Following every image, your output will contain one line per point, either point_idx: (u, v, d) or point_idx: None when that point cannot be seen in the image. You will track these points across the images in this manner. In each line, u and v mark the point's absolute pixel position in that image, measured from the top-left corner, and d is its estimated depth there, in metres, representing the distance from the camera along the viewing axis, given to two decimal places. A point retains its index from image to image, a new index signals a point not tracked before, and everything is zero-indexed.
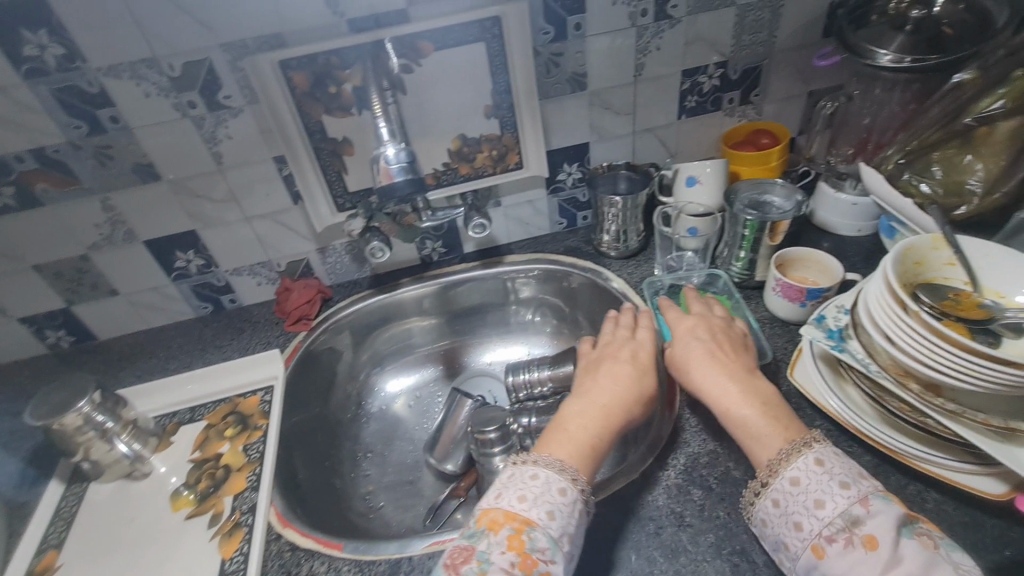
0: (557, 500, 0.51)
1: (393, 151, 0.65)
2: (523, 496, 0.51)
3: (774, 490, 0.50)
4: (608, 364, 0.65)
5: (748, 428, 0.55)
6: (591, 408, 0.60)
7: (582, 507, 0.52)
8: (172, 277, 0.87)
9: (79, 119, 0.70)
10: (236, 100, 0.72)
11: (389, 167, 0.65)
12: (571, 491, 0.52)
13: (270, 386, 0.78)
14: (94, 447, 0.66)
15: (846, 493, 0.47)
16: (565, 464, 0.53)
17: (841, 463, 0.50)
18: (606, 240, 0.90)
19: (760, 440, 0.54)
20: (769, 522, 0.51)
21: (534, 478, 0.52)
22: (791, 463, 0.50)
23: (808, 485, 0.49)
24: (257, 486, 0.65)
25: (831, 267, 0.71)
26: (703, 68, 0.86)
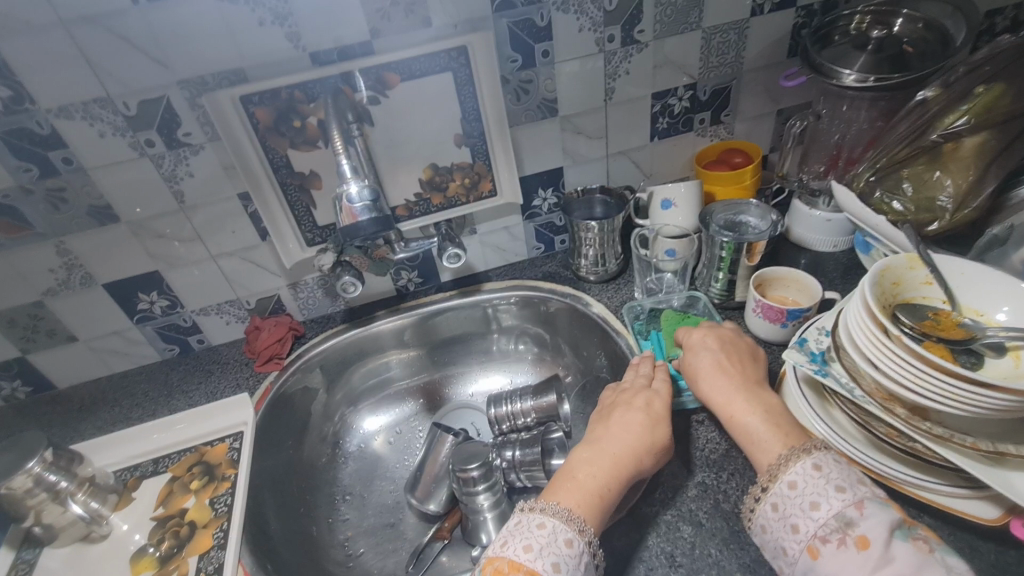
0: (562, 552, 0.49)
1: (355, 190, 0.64)
2: (529, 545, 0.49)
3: (773, 493, 0.51)
4: (622, 412, 0.62)
5: (751, 432, 0.56)
6: (601, 458, 0.57)
7: (590, 558, 0.50)
8: (135, 320, 0.83)
9: (30, 162, 0.67)
10: (196, 137, 0.70)
11: (352, 207, 0.63)
12: (579, 542, 0.50)
13: (239, 431, 0.74)
14: (47, 510, 0.61)
15: (841, 496, 0.47)
16: (576, 517, 0.52)
17: (841, 468, 0.50)
18: (584, 264, 0.89)
19: (761, 445, 0.54)
20: (768, 527, 0.50)
21: (541, 528, 0.51)
22: (791, 466, 0.51)
23: (803, 488, 0.49)
24: (224, 544, 0.61)
25: (810, 287, 0.71)
26: (673, 91, 0.86)
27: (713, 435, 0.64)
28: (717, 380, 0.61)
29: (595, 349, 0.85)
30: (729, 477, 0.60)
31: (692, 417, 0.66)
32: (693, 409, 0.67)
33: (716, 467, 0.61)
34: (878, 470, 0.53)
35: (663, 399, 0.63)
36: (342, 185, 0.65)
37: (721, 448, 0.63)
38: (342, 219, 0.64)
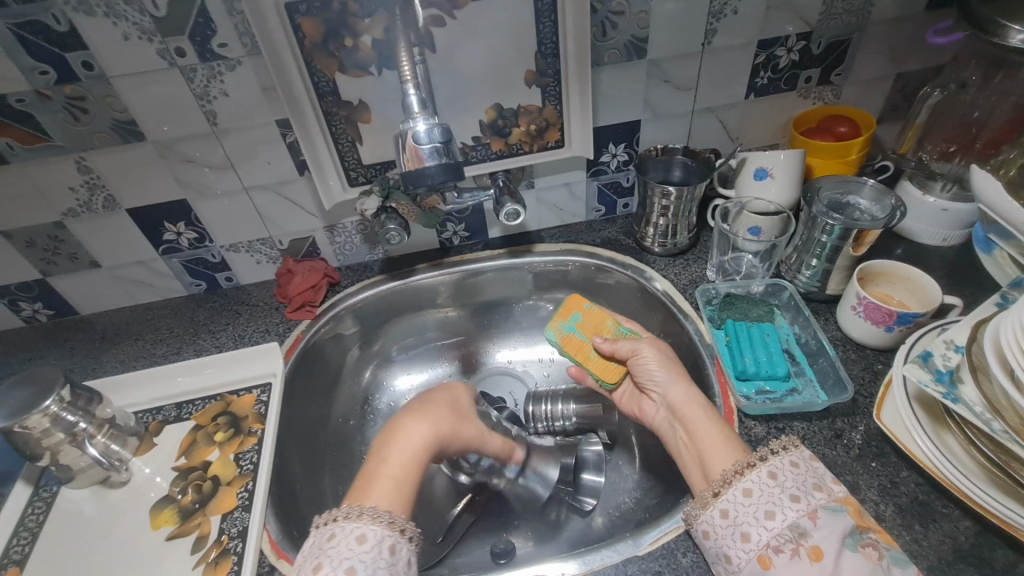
0: (357, 552, 0.44)
1: (425, 126, 0.54)
2: (349, 566, 0.43)
3: (740, 484, 0.48)
4: (435, 404, 0.60)
5: (710, 438, 0.53)
6: (391, 454, 0.53)
7: (392, 543, 0.45)
8: (160, 251, 0.77)
9: (46, 64, 0.59)
10: (233, 49, 0.61)
11: (420, 147, 0.54)
12: (402, 546, 0.46)
13: (268, 383, 0.69)
14: (64, 451, 0.57)
15: (796, 505, 0.45)
16: (380, 511, 0.47)
17: (796, 475, 0.47)
18: (651, 234, 0.79)
19: (715, 452, 0.52)
20: (711, 535, 0.48)
21: (330, 539, 0.45)
22: (744, 476, 0.48)
23: (759, 497, 0.46)
24: (249, 506, 0.57)
25: (926, 288, 0.61)
26: (782, 39, 0.72)
27: None
28: (674, 382, 0.60)
29: (653, 329, 0.77)
30: None
31: (771, 423, 0.59)
32: (771, 414, 0.59)
33: None
34: (1006, 517, 0.46)
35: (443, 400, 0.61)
36: (408, 122, 0.55)
37: None
38: (406, 163, 0.55)
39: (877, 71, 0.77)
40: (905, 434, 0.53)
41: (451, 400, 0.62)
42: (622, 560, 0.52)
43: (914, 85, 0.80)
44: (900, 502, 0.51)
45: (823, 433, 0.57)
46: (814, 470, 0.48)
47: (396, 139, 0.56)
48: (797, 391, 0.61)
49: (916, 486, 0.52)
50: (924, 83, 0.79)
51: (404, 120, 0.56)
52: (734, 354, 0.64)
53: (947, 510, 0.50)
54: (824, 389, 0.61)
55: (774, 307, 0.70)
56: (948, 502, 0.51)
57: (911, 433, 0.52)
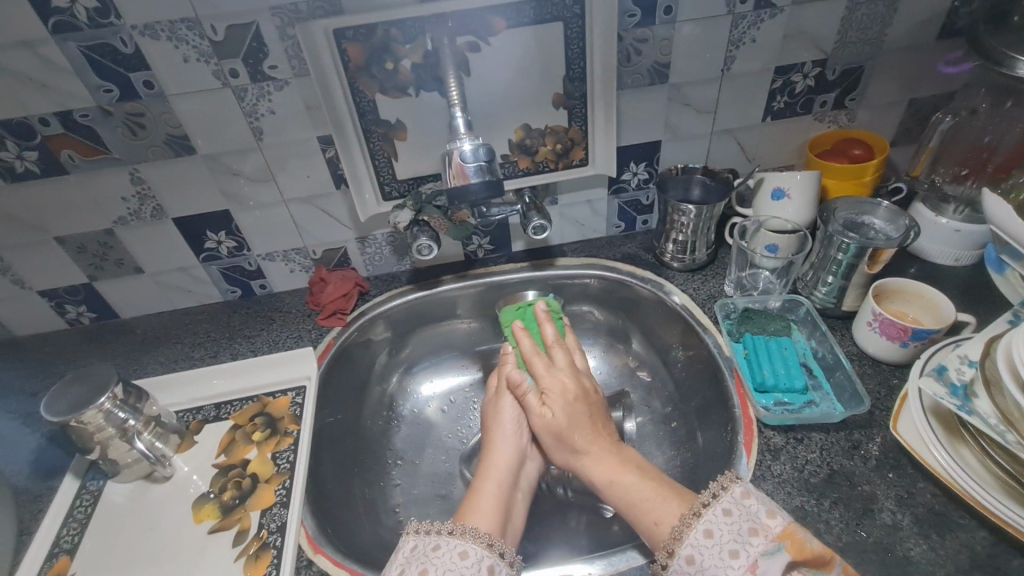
0: (460, 565, 0.49)
1: (471, 146, 0.58)
2: (425, 568, 0.49)
3: (686, 546, 0.48)
4: (506, 425, 0.66)
5: (641, 497, 0.55)
6: (488, 481, 0.60)
7: (490, 563, 0.50)
8: (201, 258, 0.81)
9: (110, 82, 0.63)
10: (282, 71, 0.65)
11: (466, 164, 0.58)
12: (499, 566, 0.50)
13: (302, 386, 0.72)
14: (113, 446, 0.60)
15: (735, 564, 0.45)
16: (485, 534, 0.52)
17: (730, 526, 0.48)
18: (670, 249, 0.82)
19: (655, 511, 0.53)
20: (697, 556, 0.47)
21: (435, 550, 0.50)
22: (686, 539, 0.48)
23: (702, 562, 0.47)
24: (287, 503, 0.59)
25: (939, 304, 0.63)
26: (798, 66, 0.75)
27: (813, 456, 0.58)
28: (589, 445, 0.61)
29: (672, 341, 0.79)
30: (832, 506, 0.54)
31: (790, 434, 0.60)
32: (790, 425, 0.61)
33: (814, 493, 0.55)
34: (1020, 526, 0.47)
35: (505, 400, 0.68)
36: (455, 141, 0.60)
37: (822, 472, 0.57)
38: (453, 178, 0.59)
39: (891, 97, 0.80)
40: (921, 445, 0.55)
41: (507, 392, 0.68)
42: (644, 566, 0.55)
43: (926, 110, 0.82)
44: (917, 511, 0.53)
45: (841, 444, 0.59)
46: (748, 512, 0.48)
47: (444, 158, 0.61)
48: (815, 403, 0.63)
49: (933, 496, 0.53)
50: (936, 108, 0.82)
51: (453, 140, 0.60)
52: (753, 367, 0.67)
53: (963, 521, 0.51)
54: (842, 401, 0.62)
55: (792, 322, 0.72)
56: (965, 513, 0.52)
57: (927, 445, 0.54)
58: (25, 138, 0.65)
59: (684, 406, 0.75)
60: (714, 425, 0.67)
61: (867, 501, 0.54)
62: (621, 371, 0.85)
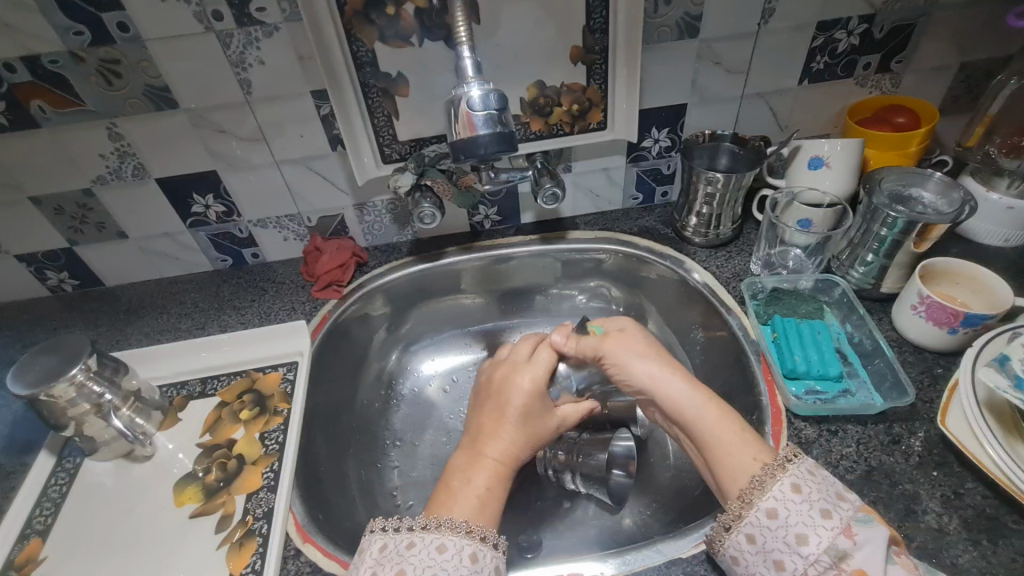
0: (438, 561, 0.44)
1: (480, 93, 0.52)
2: (402, 569, 0.43)
3: (768, 497, 0.44)
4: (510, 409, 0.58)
5: (719, 440, 0.49)
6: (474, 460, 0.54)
7: (473, 551, 0.45)
8: (188, 223, 0.76)
9: (80, 23, 0.57)
10: (272, 14, 0.58)
11: (474, 114, 0.52)
12: (485, 553, 0.46)
13: (294, 361, 0.68)
14: (89, 422, 0.56)
15: (828, 524, 0.42)
16: (471, 523, 0.47)
17: (819, 485, 0.44)
18: (692, 223, 0.76)
19: (731, 457, 0.47)
20: (781, 510, 0.43)
21: (410, 548, 0.45)
22: (768, 489, 0.44)
23: (787, 518, 0.43)
24: (274, 487, 0.55)
25: (991, 288, 0.57)
26: (843, 21, 0.68)
27: (848, 451, 0.53)
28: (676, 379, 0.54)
29: (692, 322, 0.73)
30: (871, 506, 0.49)
31: (823, 426, 0.55)
32: (823, 415, 0.56)
33: (852, 491, 0.50)
34: None
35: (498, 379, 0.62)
36: (462, 86, 0.54)
37: (859, 468, 0.52)
38: (459, 131, 0.53)
39: (942, 59, 0.73)
40: (972, 442, 0.49)
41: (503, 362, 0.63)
42: (665, 562, 0.49)
43: (979, 75, 0.75)
44: (965, 514, 0.48)
45: (879, 438, 0.54)
46: (828, 479, 0.45)
47: (448, 106, 0.54)
48: (850, 392, 0.58)
49: (983, 498, 0.49)
50: (990, 73, 0.75)
51: (458, 85, 0.54)
52: (783, 352, 0.61)
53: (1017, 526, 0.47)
54: (881, 392, 0.57)
55: (824, 304, 0.67)
56: (1019, 518, 0.47)
57: (981, 442, 0.48)
58: None
59: None
60: (737, 410, 0.62)
61: (910, 501, 0.49)
62: None
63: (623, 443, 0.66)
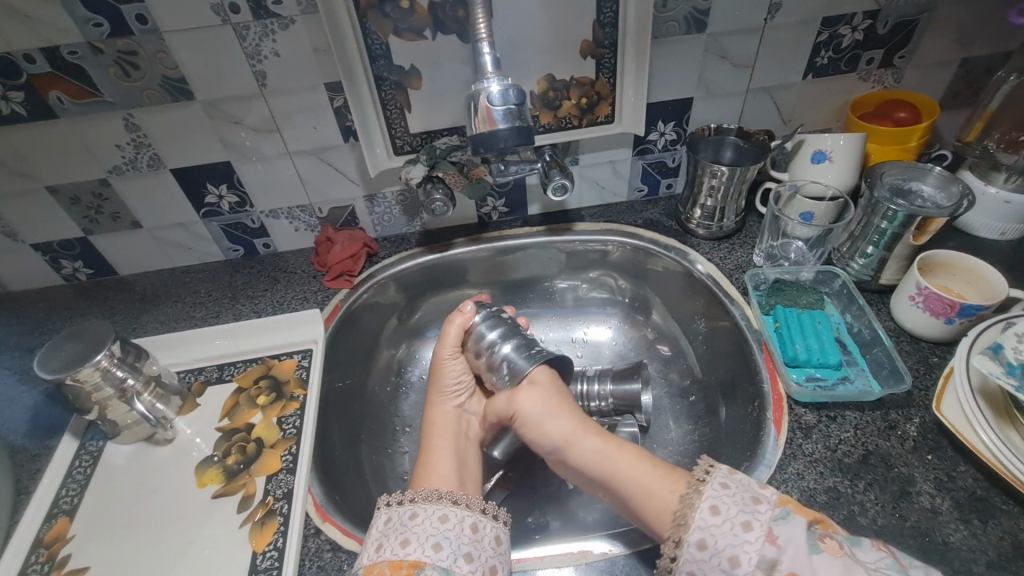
0: (441, 530, 0.48)
1: (499, 88, 0.53)
2: (407, 539, 0.47)
3: (695, 531, 0.45)
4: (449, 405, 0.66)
5: (640, 489, 0.51)
6: (436, 438, 0.62)
7: (472, 521, 0.50)
8: (202, 214, 0.77)
9: (100, 15, 0.58)
10: (287, 7, 0.59)
11: (493, 108, 0.53)
12: (483, 523, 0.50)
13: (308, 349, 0.69)
14: (112, 406, 0.58)
15: (752, 536, 0.43)
16: (448, 492, 0.52)
17: (733, 497, 0.45)
18: (697, 215, 0.77)
19: (655, 493, 0.50)
20: (708, 538, 0.44)
21: (412, 517, 0.49)
22: (694, 514, 0.46)
23: (716, 544, 0.44)
24: (293, 469, 0.57)
25: (987, 280, 0.59)
26: (848, 17, 0.69)
27: (846, 436, 0.55)
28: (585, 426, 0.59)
29: (696, 312, 0.75)
30: (867, 488, 0.51)
31: (823, 413, 0.57)
32: (822, 402, 0.58)
33: (849, 474, 0.52)
34: None
35: (453, 370, 0.67)
36: (482, 82, 0.55)
37: (857, 452, 0.54)
38: (479, 125, 0.55)
39: (944, 55, 0.74)
40: (965, 428, 0.52)
41: (453, 347, 0.67)
42: None
43: (980, 71, 0.76)
44: (957, 496, 0.50)
45: (877, 424, 0.56)
46: (742, 483, 0.47)
47: (468, 101, 0.55)
48: (849, 379, 0.60)
49: (974, 481, 0.51)
50: (990, 70, 0.76)
51: (477, 81, 0.55)
52: (784, 341, 0.63)
53: (1006, 507, 0.49)
54: (878, 379, 0.59)
55: (825, 295, 0.69)
56: (1008, 499, 0.49)
57: (974, 427, 0.51)
58: (9, 76, 0.60)
59: (706, 380, 0.72)
60: (739, 396, 0.65)
61: (904, 484, 0.51)
62: (639, 343, 0.83)
63: (627, 429, 0.72)
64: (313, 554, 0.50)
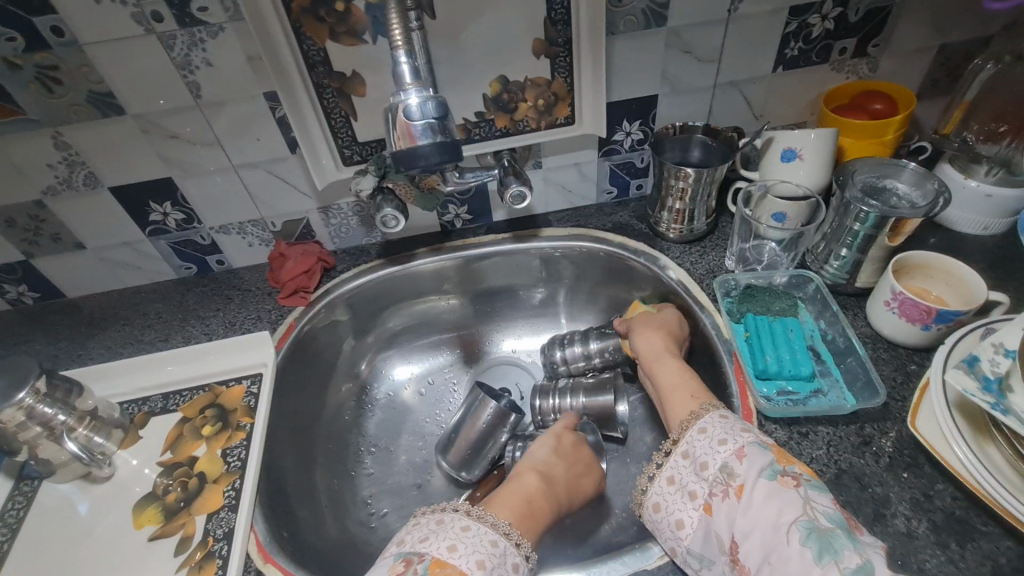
0: (460, 535, 0.46)
1: (417, 100, 0.50)
2: (453, 545, 0.45)
3: (668, 469, 0.51)
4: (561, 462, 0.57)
5: (670, 389, 0.57)
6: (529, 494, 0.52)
7: (495, 538, 0.46)
8: (148, 232, 0.73)
9: (10, 28, 0.54)
10: (215, 14, 0.56)
11: (411, 124, 0.50)
12: (505, 546, 0.46)
13: (259, 373, 0.66)
14: (43, 446, 0.54)
15: (723, 449, 0.47)
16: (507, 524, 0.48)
17: (724, 423, 0.49)
18: (666, 218, 0.74)
19: (672, 401, 0.55)
20: (692, 451, 0.49)
21: (439, 524, 0.47)
22: (699, 417, 0.51)
23: (696, 455, 0.49)
24: (235, 506, 0.54)
25: (965, 281, 0.56)
26: (816, 5, 0.65)
27: (819, 454, 0.52)
28: (666, 351, 0.61)
29: None
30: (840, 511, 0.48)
31: (794, 429, 0.54)
32: (793, 417, 0.55)
33: None
34: None
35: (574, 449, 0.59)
36: (398, 94, 0.51)
37: (829, 471, 0.51)
38: (399, 140, 0.51)
39: (920, 42, 0.70)
40: (942, 444, 0.49)
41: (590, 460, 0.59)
42: (630, 574, 0.49)
43: (958, 58, 0.73)
44: (935, 517, 0.47)
45: (850, 440, 0.53)
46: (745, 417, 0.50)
47: (386, 114, 0.52)
48: (822, 392, 0.57)
49: (953, 500, 0.48)
50: (969, 56, 0.72)
51: (395, 92, 0.51)
52: (754, 352, 0.60)
53: (987, 528, 0.46)
54: (853, 391, 0.56)
55: (798, 301, 0.65)
56: (988, 519, 0.46)
57: (951, 445, 0.47)
58: None
59: None
60: None
61: (879, 505, 0.48)
62: None
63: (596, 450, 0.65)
64: None
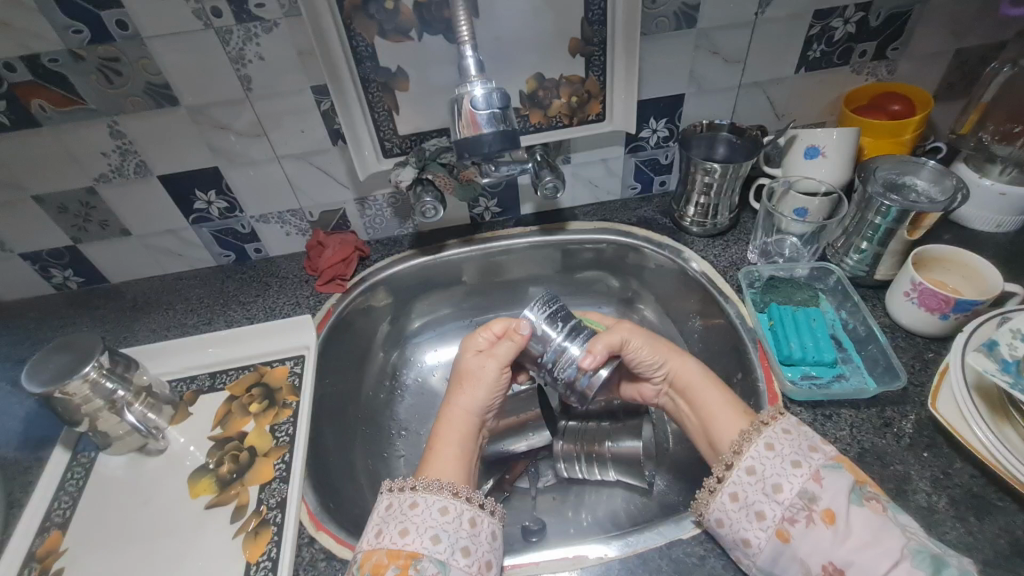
0: (439, 521, 0.47)
1: (482, 91, 0.53)
2: (436, 535, 0.46)
3: (728, 485, 0.48)
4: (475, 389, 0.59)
5: (711, 411, 0.55)
6: (448, 445, 0.56)
7: (472, 515, 0.49)
8: (191, 220, 0.76)
9: (79, 21, 0.57)
10: (271, 11, 0.59)
11: (477, 112, 0.53)
12: (482, 518, 0.49)
13: (301, 355, 0.69)
14: (103, 418, 0.57)
15: (799, 472, 0.46)
16: (450, 485, 0.50)
17: (791, 441, 0.48)
18: (690, 213, 0.77)
19: (719, 424, 0.53)
20: (757, 467, 0.47)
21: (413, 507, 0.48)
22: (747, 449, 0.49)
23: (763, 472, 0.47)
24: (286, 478, 0.57)
25: (981, 273, 0.59)
26: (839, 10, 0.68)
27: (842, 434, 0.55)
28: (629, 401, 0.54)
29: (691, 310, 0.75)
30: None
31: (819, 412, 0.57)
32: (818, 400, 0.57)
33: None
34: None
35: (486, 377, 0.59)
36: (464, 85, 0.54)
37: (852, 451, 0.53)
38: (462, 129, 0.55)
39: (938, 46, 0.73)
40: (961, 424, 0.51)
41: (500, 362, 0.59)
42: (664, 544, 0.51)
43: (974, 62, 0.75)
44: (954, 493, 0.50)
45: (872, 422, 0.55)
46: (804, 433, 0.49)
47: (450, 104, 0.55)
48: (844, 377, 0.60)
49: (970, 477, 0.51)
50: (985, 60, 0.75)
51: (460, 84, 0.55)
52: (779, 339, 0.63)
53: (1004, 504, 0.48)
54: (874, 376, 0.59)
55: (820, 293, 0.68)
56: (1005, 495, 0.49)
57: (970, 424, 0.50)
58: None
59: None
60: (734, 393, 0.65)
61: (900, 482, 0.51)
62: None
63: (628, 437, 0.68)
64: (307, 564, 0.50)
